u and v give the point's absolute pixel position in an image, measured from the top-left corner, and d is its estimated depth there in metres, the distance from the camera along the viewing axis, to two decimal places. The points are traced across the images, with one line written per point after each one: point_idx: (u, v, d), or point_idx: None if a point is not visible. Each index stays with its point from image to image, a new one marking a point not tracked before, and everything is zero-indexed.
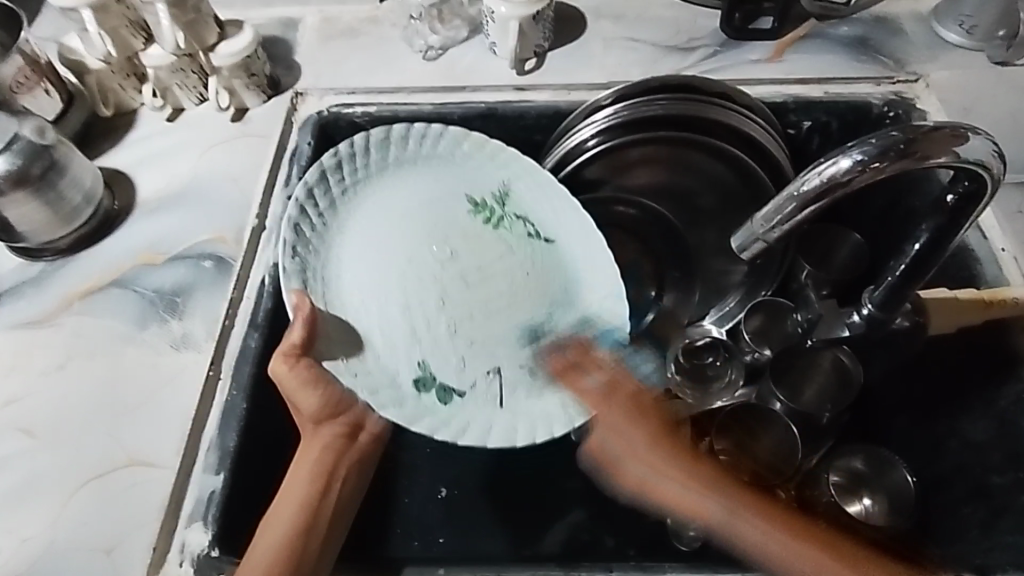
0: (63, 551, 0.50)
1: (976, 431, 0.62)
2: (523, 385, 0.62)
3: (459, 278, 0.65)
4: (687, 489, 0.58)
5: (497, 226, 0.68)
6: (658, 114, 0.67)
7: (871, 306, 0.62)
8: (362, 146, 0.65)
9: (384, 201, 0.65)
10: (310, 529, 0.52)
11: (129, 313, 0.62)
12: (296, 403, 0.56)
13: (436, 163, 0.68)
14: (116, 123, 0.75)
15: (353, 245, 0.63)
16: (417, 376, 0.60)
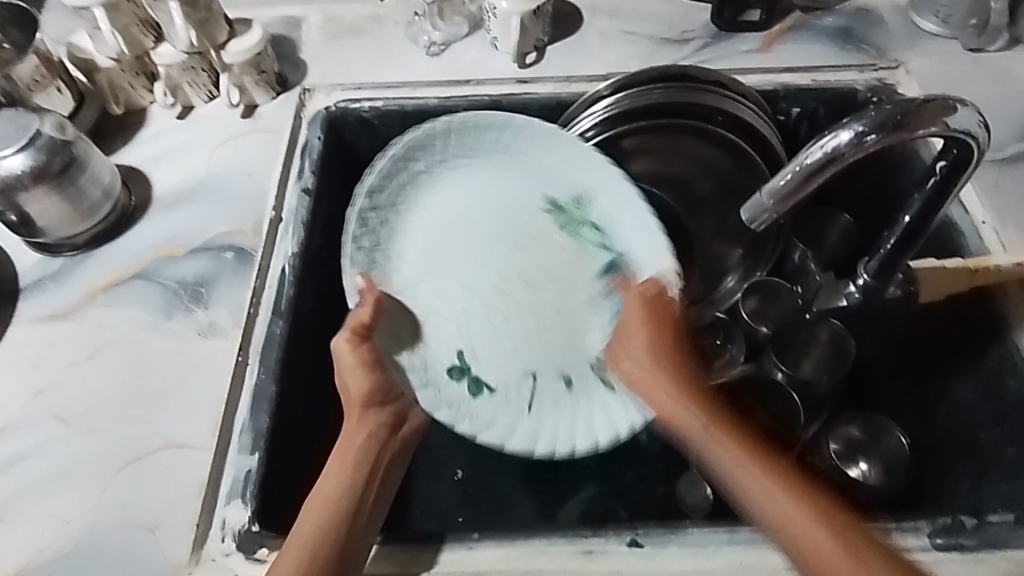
0: (106, 532, 0.51)
1: (964, 393, 0.66)
2: (561, 392, 0.65)
3: (518, 278, 0.70)
4: (711, 448, 0.52)
5: (570, 230, 0.70)
6: (658, 101, 0.71)
7: (868, 276, 0.64)
8: (496, 121, 0.68)
9: (474, 186, 0.71)
10: (350, 517, 0.50)
11: (153, 304, 0.63)
12: (346, 381, 0.58)
13: (517, 165, 0.71)
14: (127, 121, 0.76)
15: (436, 202, 0.71)
16: (456, 364, 0.65)
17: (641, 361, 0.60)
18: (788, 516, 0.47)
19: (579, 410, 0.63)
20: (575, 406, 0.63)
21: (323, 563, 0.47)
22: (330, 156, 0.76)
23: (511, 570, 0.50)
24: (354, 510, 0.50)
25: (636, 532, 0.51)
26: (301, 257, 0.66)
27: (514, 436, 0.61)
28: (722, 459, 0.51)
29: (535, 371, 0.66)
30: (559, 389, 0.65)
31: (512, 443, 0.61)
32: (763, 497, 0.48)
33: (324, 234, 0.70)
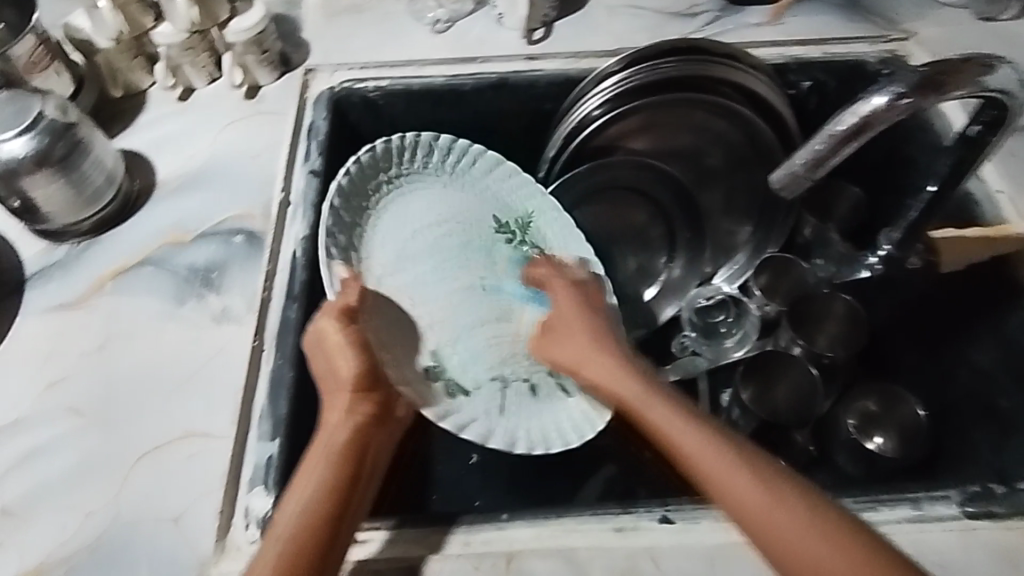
0: (129, 524, 0.50)
1: (983, 359, 0.64)
2: (527, 397, 0.65)
3: (478, 284, 0.68)
4: (668, 423, 0.49)
5: (515, 250, 0.72)
6: (670, 73, 0.68)
7: (890, 246, 0.70)
8: (455, 148, 0.70)
9: (433, 200, 0.69)
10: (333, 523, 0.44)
11: (163, 291, 0.62)
12: (333, 365, 0.52)
13: (470, 189, 0.71)
14: (126, 105, 0.74)
15: (406, 208, 0.67)
16: (431, 364, 0.62)
17: (612, 356, 0.57)
18: (754, 491, 0.43)
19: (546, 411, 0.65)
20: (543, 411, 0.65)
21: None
22: (335, 137, 0.74)
23: (545, 549, 0.49)
24: (338, 515, 0.44)
25: (667, 508, 0.51)
26: (312, 241, 0.64)
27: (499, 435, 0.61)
28: (685, 439, 0.47)
29: (501, 378, 0.65)
30: (525, 395, 0.65)
31: (494, 442, 0.61)
32: (724, 471, 0.45)
33: None
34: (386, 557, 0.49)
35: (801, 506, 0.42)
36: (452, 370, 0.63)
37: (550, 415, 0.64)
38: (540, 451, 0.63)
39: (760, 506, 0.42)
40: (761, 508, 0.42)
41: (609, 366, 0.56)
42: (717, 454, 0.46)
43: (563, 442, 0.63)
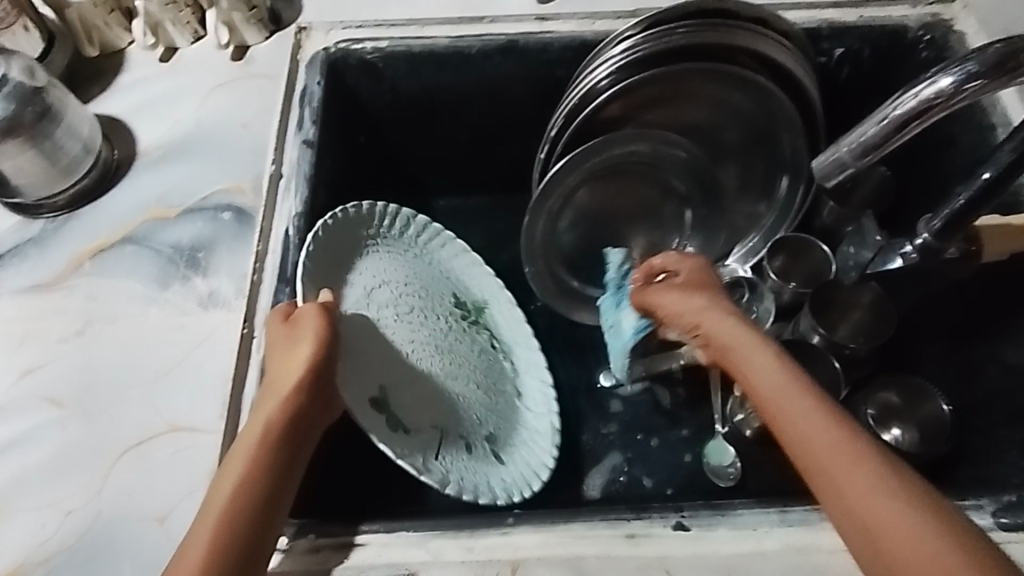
0: (112, 523, 0.47)
1: (1016, 356, 0.63)
2: (462, 453, 0.60)
3: (434, 345, 0.65)
4: (780, 385, 0.46)
5: (469, 325, 0.71)
6: (679, 44, 0.62)
7: (927, 235, 0.58)
8: (425, 230, 0.70)
9: (403, 263, 0.67)
10: (261, 526, 0.41)
11: (145, 271, 0.58)
12: (292, 354, 0.49)
13: (430, 265, 0.70)
14: (103, 66, 0.69)
15: (385, 262, 0.64)
16: (379, 395, 0.57)
17: (735, 322, 0.54)
18: (862, 471, 0.40)
19: (484, 470, 0.60)
20: (480, 469, 0.60)
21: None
22: (331, 104, 0.69)
23: (552, 557, 0.47)
24: (267, 514, 0.42)
25: (682, 514, 0.48)
26: (306, 218, 0.60)
27: (439, 471, 0.56)
28: (798, 405, 0.44)
29: (441, 428, 0.60)
30: (460, 449, 0.60)
31: (432, 480, 0.54)
32: (827, 438, 0.42)
33: (328, 189, 0.64)
34: (386, 563, 0.47)
35: (903, 497, 0.38)
36: (399, 407, 0.58)
37: (481, 472, 0.60)
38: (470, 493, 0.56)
39: (858, 481, 0.39)
40: (859, 481, 0.39)
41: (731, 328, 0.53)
42: (824, 425, 0.42)
43: (490, 497, 0.57)
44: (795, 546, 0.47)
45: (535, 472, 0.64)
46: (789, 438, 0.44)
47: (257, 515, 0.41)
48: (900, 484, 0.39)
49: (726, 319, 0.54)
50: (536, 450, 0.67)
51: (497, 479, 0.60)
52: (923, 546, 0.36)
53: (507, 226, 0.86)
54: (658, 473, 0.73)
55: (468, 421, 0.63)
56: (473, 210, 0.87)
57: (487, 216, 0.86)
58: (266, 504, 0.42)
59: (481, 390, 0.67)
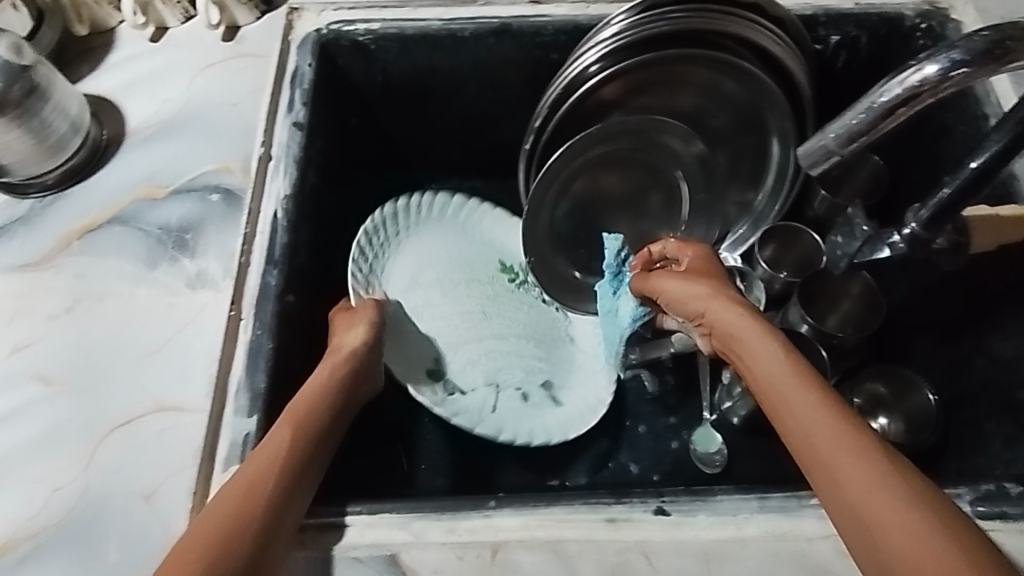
0: (98, 500, 0.48)
1: (1006, 349, 0.61)
2: (518, 403, 0.71)
3: (479, 312, 0.76)
4: (779, 375, 0.46)
5: (519, 286, 0.80)
6: (664, 30, 0.62)
7: (916, 225, 0.57)
8: (464, 204, 0.81)
9: (444, 243, 0.79)
10: (306, 468, 0.45)
11: (133, 251, 0.58)
12: (346, 336, 0.57)
13: (472, 235, 0.81)
14: (93, 44, 0.69)
15: (418, 250, 0.77)
16: (433, 368, 0.71)
17: (737, 310, 0.53)
18: (856, 458, 0.39)
19: (535, 417, 0.71)
20: (533, 414, 0.71)
21: (254, 535, 0.39)
22: (322, 85, 0.68)
23: (532, 540, 0.47)
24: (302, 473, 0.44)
25: (662, 499, 0.49)
26: (294, 200, 0.60)
27: (486, 423, 0.69)
28: (796, 395, 0.44)
29: (497, 386, 0.72)
30: (515, 401, 0.72)
31: (481, 430, 0.68)
32: (822, 426, 0.41)
33: (318, 171, 0.64)
34: (368, 543, 0.47)
35: (899, 485, 0.37)
36: (453, 372, 0.72)
37: (532, 419, 0.71)
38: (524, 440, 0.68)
39: (852, 469, 0.39)
40: (852, 469, 0.39)
41: (732, 316, 0.52)
42: (820, 413, 0.42)
43: (543, 438, 0.69)
44: (773, 533, 0.47)
45: (590, 409, 0.73)
46: (787, 427, 0.43)
47: (290, 478, 0.43)
48: (894, 469, 0.38)
49: (728, 305, 0.53)
50: (595, 384, 0.75)
51: (550, 418, 0.71)
52: (921, 529, 0.35)
53: None
54: (644, 459, 0.73)
55: (520, 377, 0.73)
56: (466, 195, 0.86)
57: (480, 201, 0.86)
58: (299, 470, 0.44)
59: (534, 345, 0.76)
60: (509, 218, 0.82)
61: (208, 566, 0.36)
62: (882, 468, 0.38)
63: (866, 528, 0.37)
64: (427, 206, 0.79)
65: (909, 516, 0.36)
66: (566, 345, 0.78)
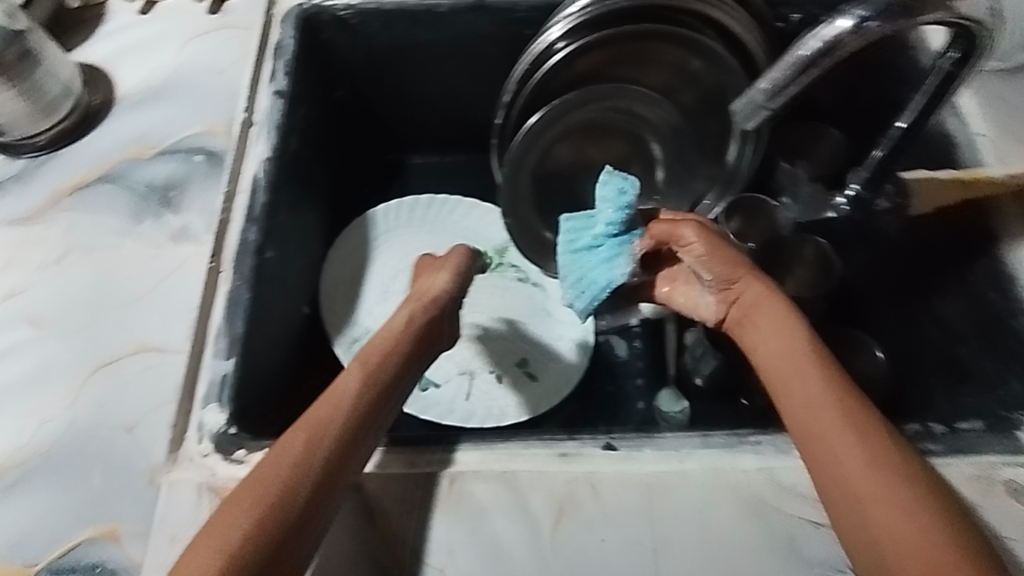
0: (84, 433, 0.51)
1: (948, 308, 0.63)
2: (493, 386, 0.73)
3: None
4: (797, 366, 0.46)
5: (493, 270, 0.82)
6: (622, 8, 0.67)
7: (856, 183, 0.63)
8: (433, 200, 0.84)
9: (413, 241, 0.81)
10: (364, 420, 0.45)
11: (121, 207, 0.61)
12: (428, 287, 0.59)
13: (444, 229, 0.83)
14: (86, 15, 0.72)
15: (387, 251, 0.79)
16: None
17: (757, 288, 0.51)
18: (867, 454, 0.40)
19: (509, 396, 0.72)
20: (508, 393, 0.73)
21: (325, 470, 0.41)
22: (305, 57, 0.71)
23: (488, 471, 0.51)
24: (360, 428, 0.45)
25: (611, 436, 0.52)
26: (275, 162, 0.63)
27: (456, 412, 0.70)
28: (813, 388, 0.44)
29: (472, 370, 0.74)
30: (492, 382, 0.73)
31: (453, 419, 0.70)
32: (836, 417, 0.42)
33: (299, 138, 0.68)
34: None
35: (898, 477, 0.39)
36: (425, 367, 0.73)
37: (508, 397, 0.72)
38: (495, 422, 0.70)
39: (865, 457, 0.40)
40: (864, 458, 0.40)
41: (752, 292, 0.51)
42: (831, 408, 0.43)
43: (517, 416, 0.71)
44: (712, 467, 0.50)
45: (563, 381, 0.75)
46: (796, 408, 0.44)
47: (354, 423, 0.45)
48: (897, 465, 0.40)
49: (749, 279, 0.52)
50: (570, 353, 0.77)
51: (525, 394, 0.73)
52: (916, 519, 0.38)
53: (479, 184, 0.89)
54: (612, 419, 0.77)
55: (494, 360, 0.75)
56: (448, 169, 0.89)
57: (460, 174, 0.89)
58: (362, 418, 0.45)
59: (507, 328, 0.78)
60: (481, 206, 0.86)
61: (279, 500, 0.39)
62: (888, 463, 0.40)
63: (856, 504, 0.39)
64: (398, 208, 0.83)
65: (906, 504, 0.38)
66: (542, 320, 0.79)
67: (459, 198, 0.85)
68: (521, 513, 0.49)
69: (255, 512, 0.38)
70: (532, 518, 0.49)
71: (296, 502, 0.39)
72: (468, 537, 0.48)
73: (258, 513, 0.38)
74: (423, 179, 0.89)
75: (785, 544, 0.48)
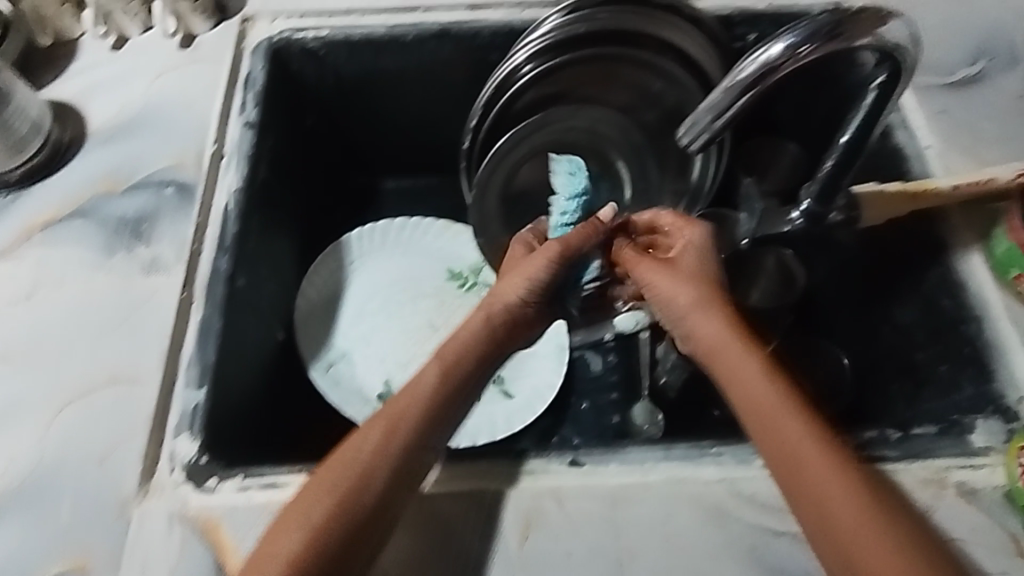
0: (55, 467, 0.52)
1: (904, 315, 0.65)
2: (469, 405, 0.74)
3: (426, 326, 0.78)
4: (773, 405, 0.49)
5: (469, 290, 0.81)
6: (581, 32, 0.70)
7: (808, 201, 0.62)
8: (406, 222, 0.84)
9: (388, 265, 0.81)
10: (420, 439, 0.51)
11: (92, 241, 0.62)
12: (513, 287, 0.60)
13: (419, 251, 0.83)
14: (56, 52, 0.73)
15: (365, 277, 0.80)
16: (383, 391, 0.72)
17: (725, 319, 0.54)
18: (847, 493, 0.45)
19: (484, 415, 0.74)
20: (484, 413, 0.74)
21: (383, 482, 0.48)
22: (275, 88, 0.73)
23: (456, 491, 0.51)
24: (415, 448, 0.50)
25: (577, 453, 0.53)
26: (245, 193, 0.65)
27: None
28: (792, 428, 0.48)
29: None
30: None
31: None
32: (816, 458, 0.46)
33: (270, 166, 0.69)
34: None
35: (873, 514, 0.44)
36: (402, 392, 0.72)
37: (483, 416, 0.73)
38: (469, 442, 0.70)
39: (845, 497, 0.45)
40: (844, 498, 0.45)
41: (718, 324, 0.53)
42: (814, 449, 0.47)
43: (490, 435, 0.71)
44: (675, 479, 0.52)
45: (536, 400, 0.76)
46: (780, 443, 0.47)
47: (408, 444, 0.50)
48: (872, 503, 0.45)
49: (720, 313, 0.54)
50: (544, 372, 0.78)
51: (499, 413, 0.74)
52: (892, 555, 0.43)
53: (452, 205, 0.90)
54: (587, 433, 0.78)
55: None
56: (421, 191, 0.90)
57: (434, 195, 0.90)
58: (415, 438, 0.51)
59: None
60: (455, 226, 0.85)
61: (340, 507, 0.47)
62: (865, 502, 0.45)
63: (842, 545, 0.44)
64: (373, 232, 0.83)
65: (889, 546, 0.43)
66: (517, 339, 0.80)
67: (432, 218, 0.85)
68: (488, 530, 0.50)
69: (325, 504, 0.47)
70: (499, 535, 0.50)
71: (354, 509, 0.47)
72: (437, 556, 0.49)
73: (333, 497, 0.47)
74: (396, 201, 0.89)
75: (746, 551, 0.49)
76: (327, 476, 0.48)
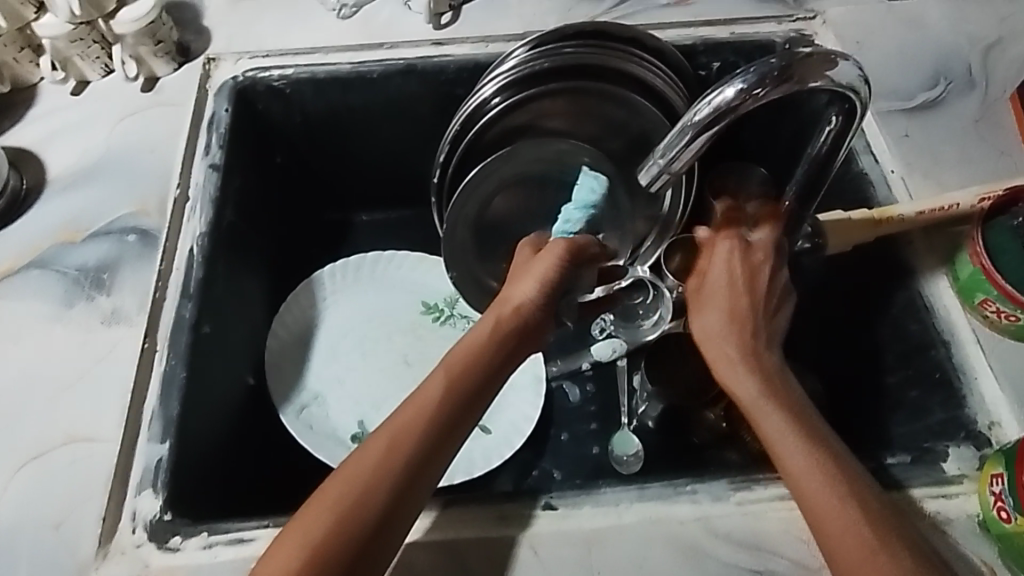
0: (9, 532, 0.50)
1: (874, 339, 0.65)
2: None
3: (401, 362, 0.77)
4: (787, 428, 0.51)
5: (443, 324, 0.80)
6: (546, 67, 0.71)
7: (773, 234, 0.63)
8: (379, 256, 0.83)
9: (361, 300, 0.80)
10: (421, 459, 0.49)
11: (51, 293, 0.61)
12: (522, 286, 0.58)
13: (393, 284, 0.82)
14: (15, 99, 0.72)
15: (337, 313, 0.79)
16: (356, 431, 0.71)
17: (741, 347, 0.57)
18: (844, 513, 0.46)
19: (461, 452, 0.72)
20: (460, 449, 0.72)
21: (381, 507, 0.47)
22: (241, 128, 0.73)
23: (426, 540, 0.50)
24: (416, 468, 0.49)
25: (550, 496, 0.52)
26: (210, 237, 0.64)
27: None
28: (796, 449, 0.50)
29: None
30: None
31: None
32: (817, 477, 0.48)
33: (235, 208, 0.68)
34: None
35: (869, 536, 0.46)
36: None
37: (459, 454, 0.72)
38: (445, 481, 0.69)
39: (840, 515, 0.47)
40: (839, 516, 0.46)
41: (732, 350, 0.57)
42: (816, 471, 0.49)
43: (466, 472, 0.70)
44: (650, 518, 0.51)
45: (515, 434, 0.74)
46: (784, 459, 0.50)
47: (411, 463, 0.49)
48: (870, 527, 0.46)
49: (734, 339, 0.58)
50: (521, 404, 0.76)
51: (477, 449, 0.72)
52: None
53: (426, 238, 0.89)
54: (566, 466, 0.77)
55: None
56: (393, 224, 0.89)
57: (406, 229, 0.89)
58: (419, 457, 0.49)
59: None
60: (429, 258, 0.84)
61: (338, 526, 0.46)
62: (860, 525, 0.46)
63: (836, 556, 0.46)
64: (346, 267, 0.82)
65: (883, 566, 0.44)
66: None
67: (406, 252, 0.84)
68: None
69: (322, 526, 0.46)
70: None
71: (348, 532, 0.46)
72: None
73: (335, 512, 0.46)
74: (368, 236, 0.89)
75: None
76: (323, 495, 0.47)
